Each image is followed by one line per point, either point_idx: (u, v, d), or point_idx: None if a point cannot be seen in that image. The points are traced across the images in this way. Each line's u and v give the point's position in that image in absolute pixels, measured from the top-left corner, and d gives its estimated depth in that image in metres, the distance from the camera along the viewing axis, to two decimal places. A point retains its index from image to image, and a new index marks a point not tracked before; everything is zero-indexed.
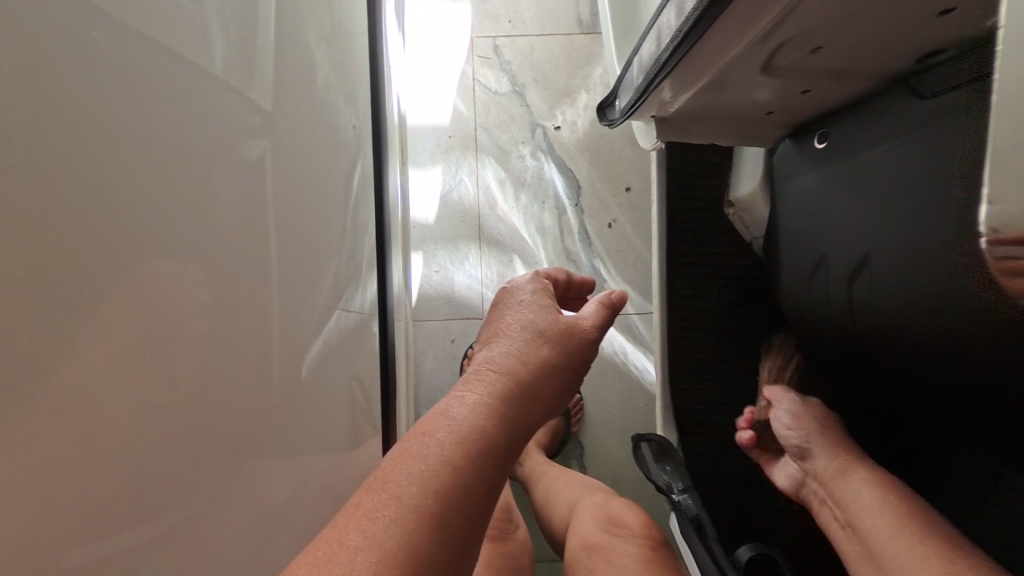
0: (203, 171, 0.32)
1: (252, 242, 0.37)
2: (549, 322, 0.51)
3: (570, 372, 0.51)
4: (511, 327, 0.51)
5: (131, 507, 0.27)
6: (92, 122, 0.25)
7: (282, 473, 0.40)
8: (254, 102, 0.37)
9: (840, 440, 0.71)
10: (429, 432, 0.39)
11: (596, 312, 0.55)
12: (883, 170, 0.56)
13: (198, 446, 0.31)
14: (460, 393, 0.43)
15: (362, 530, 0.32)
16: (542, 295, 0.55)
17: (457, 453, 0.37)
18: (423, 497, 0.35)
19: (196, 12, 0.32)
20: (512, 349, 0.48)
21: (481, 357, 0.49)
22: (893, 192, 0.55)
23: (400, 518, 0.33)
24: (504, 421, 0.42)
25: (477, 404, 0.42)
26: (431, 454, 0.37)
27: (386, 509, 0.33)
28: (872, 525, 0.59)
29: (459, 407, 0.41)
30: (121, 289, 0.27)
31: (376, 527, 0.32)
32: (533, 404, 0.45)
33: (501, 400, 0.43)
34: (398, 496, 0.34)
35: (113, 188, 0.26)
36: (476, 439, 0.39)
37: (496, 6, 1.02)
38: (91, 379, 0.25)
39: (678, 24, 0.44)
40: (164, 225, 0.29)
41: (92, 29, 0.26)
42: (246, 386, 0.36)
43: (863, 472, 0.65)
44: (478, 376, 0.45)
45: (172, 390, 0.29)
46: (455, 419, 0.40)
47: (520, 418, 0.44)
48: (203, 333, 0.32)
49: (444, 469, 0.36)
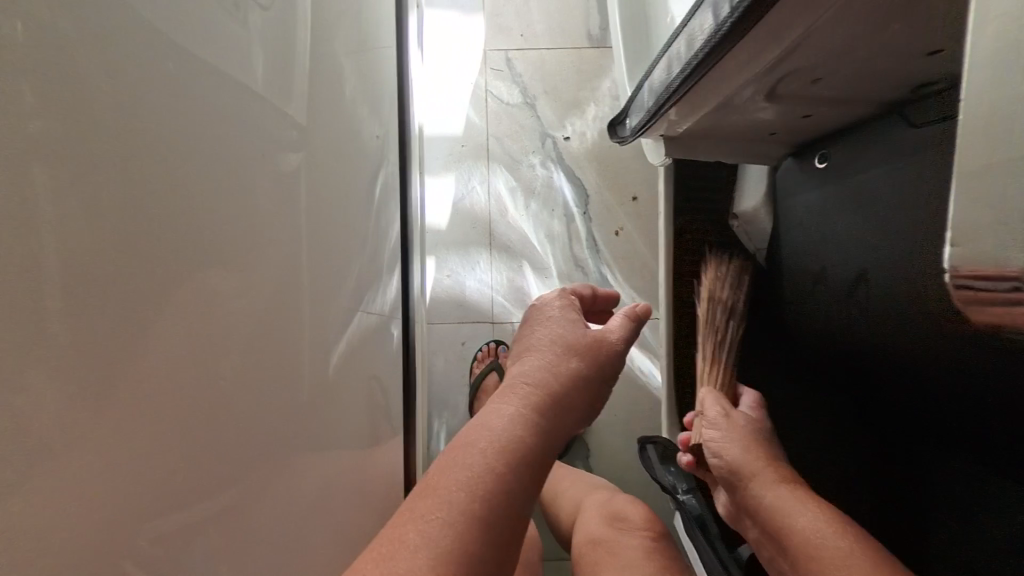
0: (248, 181, 0.35)
1: (286, 249, 0.39)
2: (576, 337, 0.53)
3: (598, 385, 0.53)
4: (542, 341, 0.53)
5: (185, 490, 0.30)
6: (155, 142, 0.28)
7: (312, 468, 0.42)
8: (291, 118, 0.40)
9: (761, 453, 0.67)
10: (473, 441, 0.41)
11: (622, 325, 0.57)
12: (884, 192, 0.58)
13: (237, 438, 0.34)
14: (497, 405, 0.46)
15: (419, 532, 0.35)
16: (569, 310, 0.57)
17: (501, 462, 0.40)
18: (472, 503, 0.37)
19: (243, 38, 0.35)
20: (544, 362, 0.51)
21: (514, 370, 0.51)
22: (893, 211, 0.57)
23: (452, 521, 0.36)
24: (540, 432, 0.44)
25: (515, 415, 0.44)
26: (475, 462, 0.39)
27: (439, 512, 0.36)
28: (827, 543, 0.54)
29: (498, 419, 0.44)
30: (178, 292, 0.29)
31: (429, 529, 0.35)
32: (563, 415, 0.48)
33: (536, 411, 0.45)
34: (448, 501, 0.37)
35: (172, 202, 0.29)
36: (517, 448, 0.41)
37: (508, 19, 1.05)
38: (158, 375, 0.28)
39: (688, 56, 0.46)
40: (217, 233, 0.32)
41: (165, 57, 0.29)
42: (278, 385, 0.38)
43: (776, 478, 0.63)
44: (513, 389, 0.48)
45: (216, 386, 0.32)
46: (496, 429, 0.42)
47: (554, 429, 0.46)
48: (244, 336, 0.34)
49: (490, 476, 0.39)
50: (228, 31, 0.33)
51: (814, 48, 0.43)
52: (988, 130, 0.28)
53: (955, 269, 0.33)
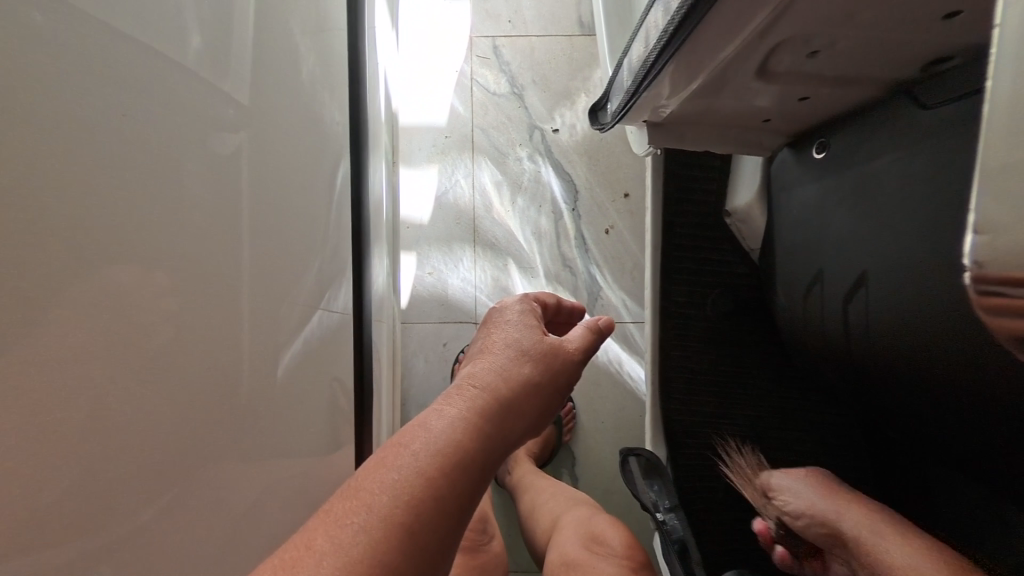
0: (174, 159, 0.32)
1: (224, 239, 0.36)
2: (534, 342, 0.50)
3: (553, 393, 0.49)
4: (497, 345, 0.50)
5: (79, 512, 0.26)
6: (41, 102, 0.25)
7: (254, 482, 0.38)
8: (228, 95, 0.36)
9: (838, 491, 0.62)
10: (406, 443, 0.38)
11: (582, 336, 0.54)
12: (882, 188, 0.53)
13: (161, 449, 0.30)
14: (441, 406, 0.42)
15: (331, 537, 0.31)
16: (529, 315, 0.53)
17: (433, 465, 0.36)
18: (394, 508, 0.34)
19: (169, 1, 0.31)
20: (495, 365, 0.47)
21: (464, 373, 0.47)
22: (900, 209, 0.51)
23: (370, 526, 0.32)
24: (482, 436, 0.40)
25: (456, 417, 0.41)
26: (405, 466, 0.36)
27: (357, 516, 0.33)
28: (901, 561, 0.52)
29: (438, 421, 0.40)
30: (75, 283, 0.26)
31: (343, 535, 0.32)
32: (511, 422, 0.44)
33: (481, 415, 0.41)
34: (369, 504, 0.33)
35: (68, 179, 0.26)
36: (453, 451, 0.38)
37: (496, 5, 1.01)
38: (46, 365, 0.25)
39: (666, 23, 0.43)
40: (126, 219, 0.28)
41: (49, 13, 0.25)
42: (214, 387, 0.34)
43: (861, 509, 0.59)
44: (459, 390, 0.44)
45: (117, 394, 0.28)
46: (432, 430, 0.39)
47: (500, 437, 0.42)
48: (170, 336, 0.31)
49: (419, 480, 0.35)
50: None
51: (812, 9, 0.38)
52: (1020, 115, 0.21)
53: (978, 268, 0.24)
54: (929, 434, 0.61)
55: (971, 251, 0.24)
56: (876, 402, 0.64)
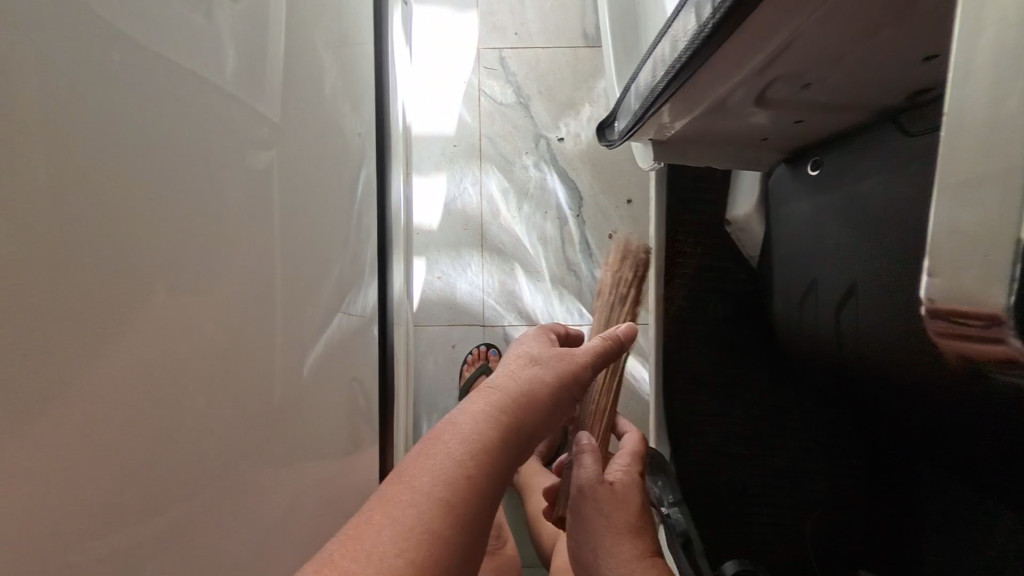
0: (217, 179, 0.34)
1: (260, 255, 0.38)
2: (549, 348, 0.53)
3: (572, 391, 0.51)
4: (514, 354, 0.53)
5: (137, 509, 0.29)
6: (111, 137, 0.27)
7: (286, 481, 0.41)
8: (262, 114, 0.39)
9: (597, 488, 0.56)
10: (439, 435, 0.41)
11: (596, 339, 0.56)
12: (871, 205, 0.55)
13: (206, 450, 0.33)
14: (468, 404, 0.46)
15: (386, 512, 0.35)
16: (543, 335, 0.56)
17: (464, 452, 0.39)
18: (435, 487, 0.37)
19: (210, 31, 0.34)
20: (515, 365, 0.50)
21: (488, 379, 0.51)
22: (891, 225, 0.53)
23: (416, 502, 0.36)
24: (507, 428, 0.43)
25: (481, 409, 0.44)
26: (441, 452, 0.39)
27: (405, 495, 0.36)
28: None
29: (466, 413, 0.43)
30: (136, 300, 0.29)
31: (395, 510, 0.35)
32: (534, 415, 0.46)
33: (504, 408, 0.44)
34: (414, 485, 0.37)
35: (134, 206, 0.29)
36: (481, 439, 0.41)
37: (502, 17, 1.03)
38: (115, 376, 0.28)
39: (672, 57, 0.45)
40: (177, 241, 0.31)
41: (116, 53, 0.28)
42: (251, 392, 0.37)
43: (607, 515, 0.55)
44: (483, 389, 0.48)
45: (170, 402, 0.31)
46: (462, 421, 0.42)
47: (522, 428, 0.45)
48: (211, 346, 0.33)
49: (453, 463, 0.38)
50: (194, 25, 0.33)
51: (806, 42, 0.41)
52: (979, 141, 0.22)
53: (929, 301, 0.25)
54: (930, 432, 0.64)
55: (924, 288, 0.26)
56: (873, 402, 0.67)
